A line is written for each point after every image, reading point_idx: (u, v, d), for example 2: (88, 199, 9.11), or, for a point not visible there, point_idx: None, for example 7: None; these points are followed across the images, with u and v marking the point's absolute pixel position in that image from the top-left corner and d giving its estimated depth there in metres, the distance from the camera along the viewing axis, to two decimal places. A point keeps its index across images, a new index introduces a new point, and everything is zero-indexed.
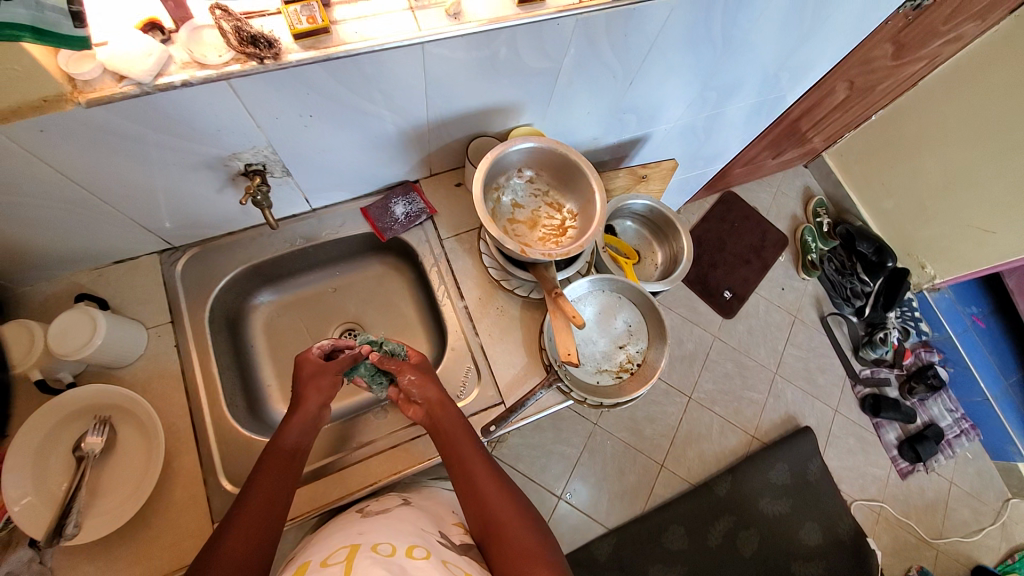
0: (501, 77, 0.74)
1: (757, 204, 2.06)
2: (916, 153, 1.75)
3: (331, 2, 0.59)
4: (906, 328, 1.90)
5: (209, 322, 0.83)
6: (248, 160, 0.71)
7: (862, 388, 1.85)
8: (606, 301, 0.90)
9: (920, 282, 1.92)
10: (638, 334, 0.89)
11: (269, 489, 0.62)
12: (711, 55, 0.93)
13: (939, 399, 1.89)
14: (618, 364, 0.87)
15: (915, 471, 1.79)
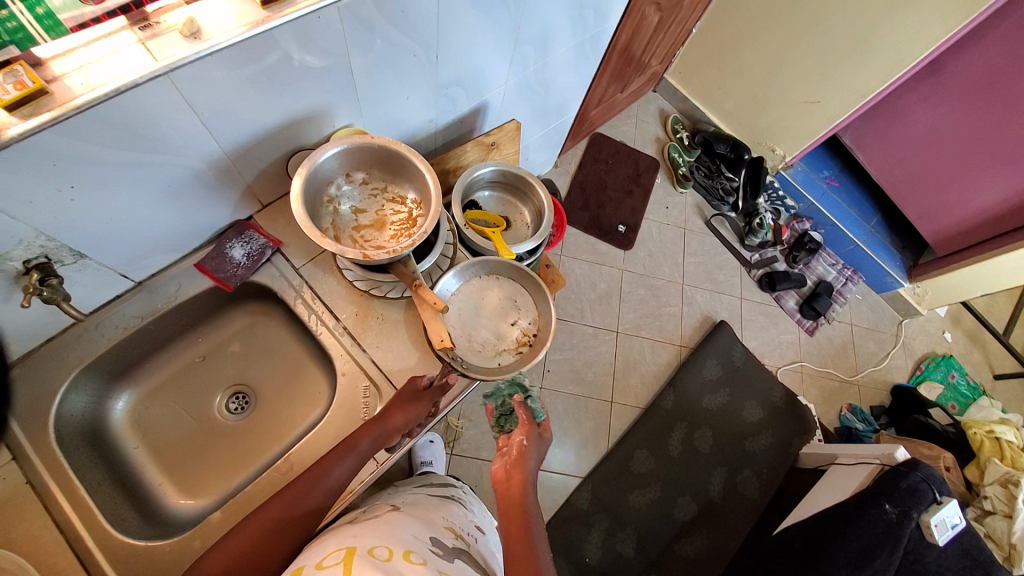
0: (288, 86, 0.70)
1: (622, 137, 2.17)
2: (736, 53, 1.94)
3: (39, 57, 0.52)
4: (777, 208, 2.11)
5: (59, 442, 0.73)
6: (25, 257, 0.62)
7: (756, 270, 2.05)
8: (484, 283, 0.91)
9: (775, 164, 2.13)
10: (526, 306, 0.92)
11: (269, 527, 0.65)
12: (506, 8, 0.93)
13: (821, 258, 2.10)
14: (515, 341, 0.89)
15: (819, 325, 2.03)
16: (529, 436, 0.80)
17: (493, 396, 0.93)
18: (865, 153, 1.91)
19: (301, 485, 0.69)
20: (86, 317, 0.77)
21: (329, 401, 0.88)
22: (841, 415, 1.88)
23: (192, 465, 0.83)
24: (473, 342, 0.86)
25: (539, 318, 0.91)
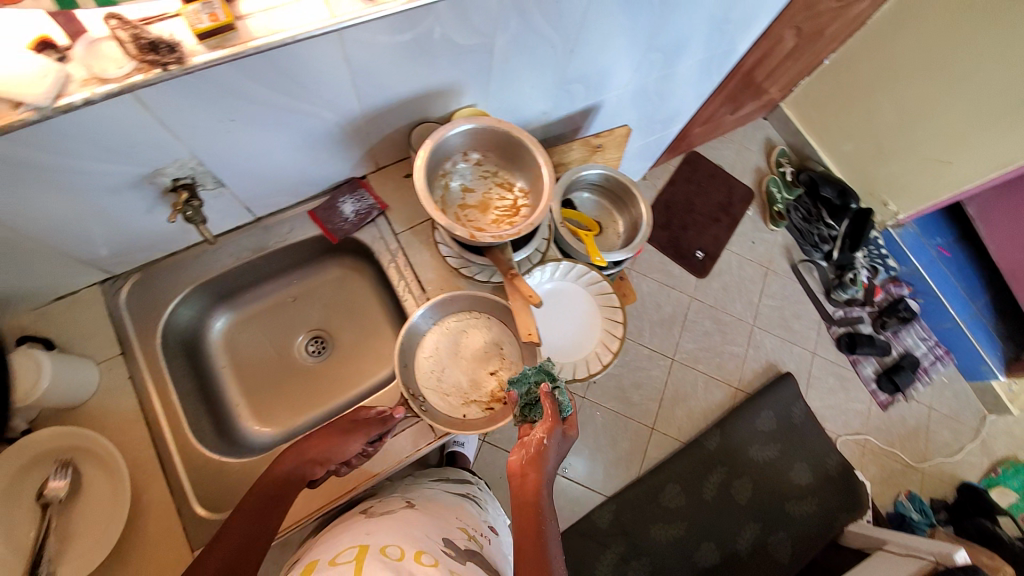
0: (433, 57, 0.71)
1: (721, 162, 2.07)
2: (868, 96, 1.77)
3: None
4: (874, 265, 1.91)
5: (163, 348, 0.80)
6: (175, 175, 0.67)
7: (837, 328, 1.90)
8: (473, 321, 0.84)
9: (884, 220, 1.93)
10: (512, 356, 0.83)
11: (248, 513, 0.65)
12: (650, 13, 0.90)
13: (912, 330, 1.93)
14: (488, 391, 0.81)
15: (895, 401, 1.85)
16: (552, 434, 0.68)
17: (518, 380, 0.76)
18: (987, 227, 1.71)
19: (264, 491, 0.68)
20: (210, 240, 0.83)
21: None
22: (897, 500, 1.70)
23: (269, 396, 0.89)
24: (437, 383, 0.80)
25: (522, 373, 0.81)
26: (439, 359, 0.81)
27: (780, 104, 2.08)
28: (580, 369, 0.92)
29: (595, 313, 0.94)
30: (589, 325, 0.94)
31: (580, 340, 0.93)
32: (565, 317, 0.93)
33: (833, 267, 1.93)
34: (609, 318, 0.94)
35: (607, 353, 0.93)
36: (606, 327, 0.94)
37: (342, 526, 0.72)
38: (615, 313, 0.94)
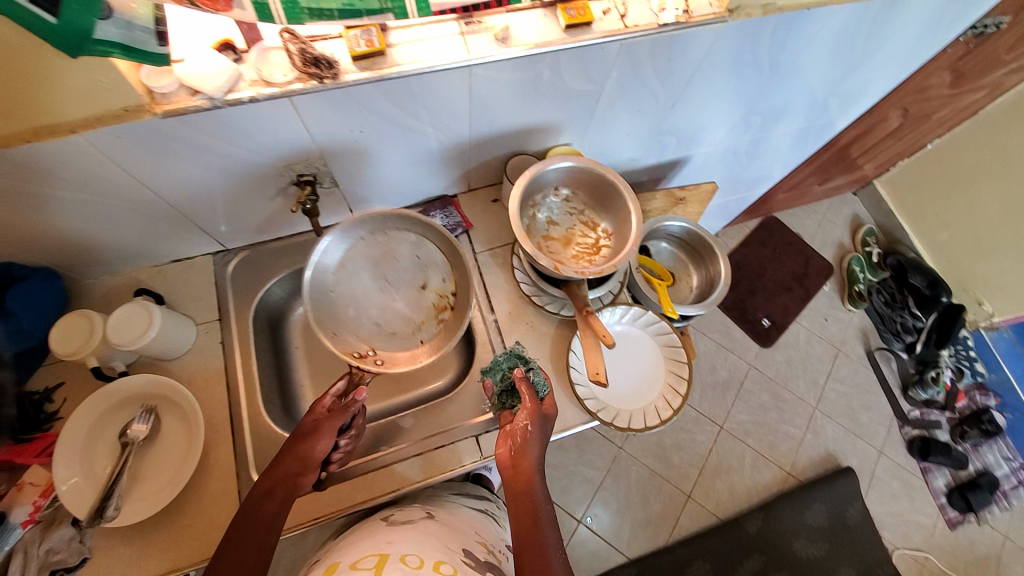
0: (545, 98, 0.76)
1: (801, 231, 1.97)
2: (971, 187, 1.63)
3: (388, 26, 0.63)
4: (960, 367, 1.78)
5: (253, 321, 0.88)
6: (301, 171, 0.76)
7: (910, 430, 1.75)
8: (376, 245, 0.84)
9: (977, 319, 1.77)
10: (436, 262, 0.86)
11: (240, 539, 0.61)
12: (757, 80, 0.92)
13: (994, 446, 1.75)
14: (429, 304, 0.85)
15: (965, 522, 1.66)
16: (535, 418, 0.71)
17: (492, 369, 0.80)
18: None
19: (243, 515, 0.63)
20: (314, 231, 0.92)
21: (461, 377, 0.94)
22: None
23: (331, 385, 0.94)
24: (372, 317, 0.82)
25: (456, 277, 0.86)
26: (370, 294, 0.83)
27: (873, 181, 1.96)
28: (637, 421, 0.85)
29: (659, 364, 0.90)
30: (652, 376, 0.90)
31: (640, 392, 0.88)
32: (627, 362, 0.90)
33: (914, 361, 1.79)
34: (675, 372, 0.89)
35: (667, 409, 0.87)
36: (669, 381, 0.89)
37: (361, 531, 0.64)
38: (682, 369, 0.89)
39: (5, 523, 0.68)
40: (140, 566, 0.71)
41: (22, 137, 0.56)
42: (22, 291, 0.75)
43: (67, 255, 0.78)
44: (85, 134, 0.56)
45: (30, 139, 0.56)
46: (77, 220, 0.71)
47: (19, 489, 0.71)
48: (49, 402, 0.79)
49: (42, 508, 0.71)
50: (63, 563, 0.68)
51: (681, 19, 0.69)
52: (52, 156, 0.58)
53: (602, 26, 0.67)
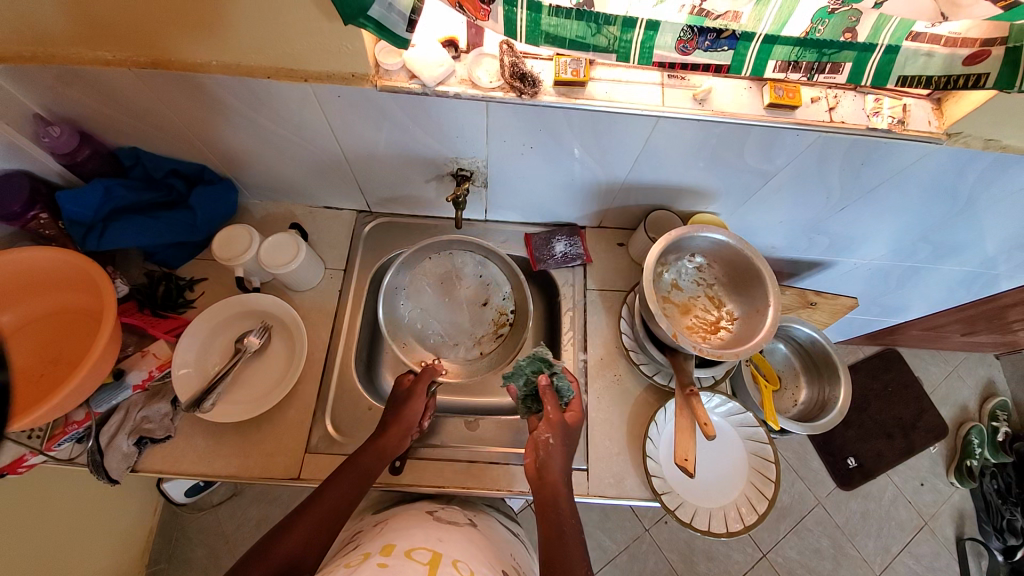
0: (715, 166, 0.75)
1: (923, 376, 1.62)
2: None
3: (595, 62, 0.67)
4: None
5: (369, 282, 0.95)
6: (462, 166, 0.81)
7: None
8: (444, 268, 0.94)
9: None
10: (496, 283, 0.95)
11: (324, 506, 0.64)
12: (943, 213, 0.83)
13: None
14: (490, 320, 0.94)
15: None
16: (557, 429, 0.70)
17: (516, 374, 0.80)
18: None
19: (328, 489, 0.66)
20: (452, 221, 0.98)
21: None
22: None
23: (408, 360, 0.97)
24: (439, 331, 0.93)
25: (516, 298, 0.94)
26: (437, 308, 0.94)
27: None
28: (701, 522, 0.79)
29: (743, 470, 0.84)
30: (730, 481, 0.83)
31: (714, 493, 0.82)
32: (711, 456, 0.84)
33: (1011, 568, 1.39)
34: (757, 487, 0.82)
35: (738, 523, 0.79)
36: (748, 493, 0.82)
37: (408, 517, 0.66)
38: (767, 486, 0.81)
39: (122, 380, 0.77)
40: (210, 462, 0.79)
41: (262, 73, 0.65)
42: (205, 194, 0.86)
43: (248, 174, 0.89)
44: (316, 85, 0.65)
45: (269, 76, 0.65)
46: (271, 150, 0.81)
47: (142, 355, 0.80)
48: (190, 291, 0.90)
49: (153, 378, 0.79)
50: (151, 433, 0.77)
51: (892, 128, 0.65)
52: (276, 94, 0.68)
53: (804, 112, 0.66)
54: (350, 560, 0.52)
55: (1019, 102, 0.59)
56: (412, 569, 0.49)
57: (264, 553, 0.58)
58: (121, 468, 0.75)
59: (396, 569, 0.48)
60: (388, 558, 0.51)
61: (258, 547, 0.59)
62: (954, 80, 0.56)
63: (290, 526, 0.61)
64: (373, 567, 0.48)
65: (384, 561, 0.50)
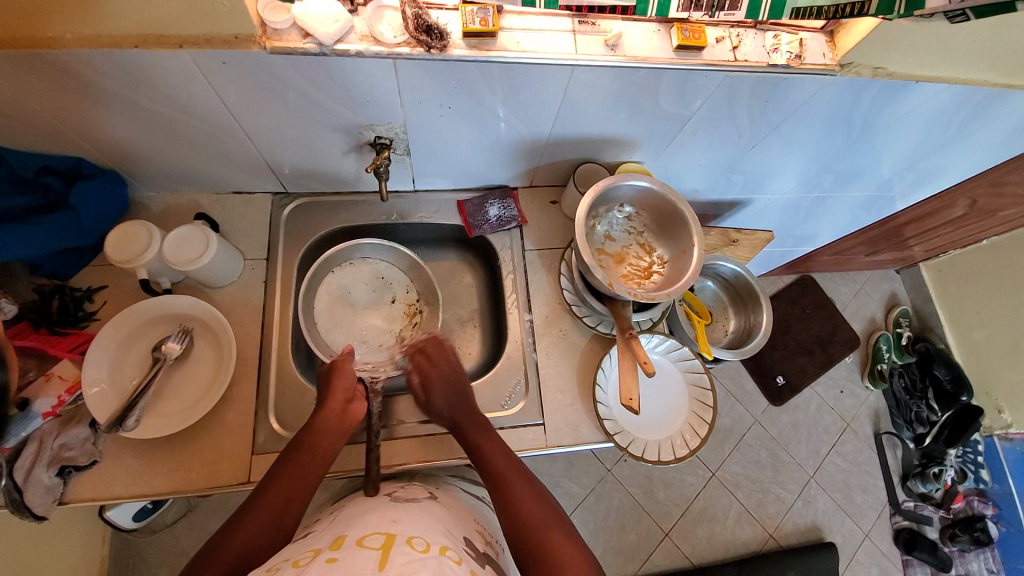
0: (633, 114, 0.76)
1: (836, 295, 1.77)
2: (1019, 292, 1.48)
3: (503, 10, 0.64)
4: (964, 469, 1.58)
5: (297, 269, 0.90)
6: (380, 134, 0.77)
7: (900, 519, 1.56)
8: (337, 276, 0.92)
9: (992, 425, 1.60)
10: (393, 278, 0.95)
11: (272, 501, 0.63)
12: (843, 141, 0.89)
13: (981, 556, 1.55)
14: (401, 314, 0.94)
15: None
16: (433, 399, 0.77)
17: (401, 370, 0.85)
18: None
19: (271, 491, 0.64)
20: (378, 194, 0.94)
21: (487, 363, 0.95)
22: None
23: None
24: (359, 335, 0.91)
25: (417, 286, 0.95)
26: (348, 315, 0.92)
27: (918, 263, 1.76)
28: (651, 453, 0.84)
29: (685, 402, 0.89)
30: (674, 413, 0.88)
31: (661, 425, 0.87)
32: (655, 393, 0.89)
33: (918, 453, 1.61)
34: (698, 414, 0.88)
35: (684, 449, 0.86)
36: (691, 421, 0.88)
37: (362, 503, 0.65)
38: (706, 412, 0.88)
39: (28, 410, 0.68)
40: (147, 479, 0.74)
41: (129, 43, 0.57)
42: (86, 191, 0.76)
43: (138, 166, 0.80)
44: (196, 54, 0.58)
45: (138, 46, 0.57)
46: (159, 135, 0.73)
47: (46, 378, 0.72)
48: (89, 302, 0.81)
49: (65, 403, 0.72)
50: (74, 460, 0.71)
51: (790, 63, 0.68)
52: (151, 67, 0.60)
53: (711, 53, 0.67)
54: (299, 559, 0.50)
55: (899, 27, 0.63)
56: (364, 556, 0.48)
57: (214, 556, 0.58)
58: (45, 502, 0.70)
59: (346, 560, 0.47)
60: (339, 552, 0.49)
61: (209, 547, 0.60)
62: (841, 8, 0.58)
63: (231, 533, 0.60)
64: (321, 565, 0.47)
65: (334, 555, 0.49)
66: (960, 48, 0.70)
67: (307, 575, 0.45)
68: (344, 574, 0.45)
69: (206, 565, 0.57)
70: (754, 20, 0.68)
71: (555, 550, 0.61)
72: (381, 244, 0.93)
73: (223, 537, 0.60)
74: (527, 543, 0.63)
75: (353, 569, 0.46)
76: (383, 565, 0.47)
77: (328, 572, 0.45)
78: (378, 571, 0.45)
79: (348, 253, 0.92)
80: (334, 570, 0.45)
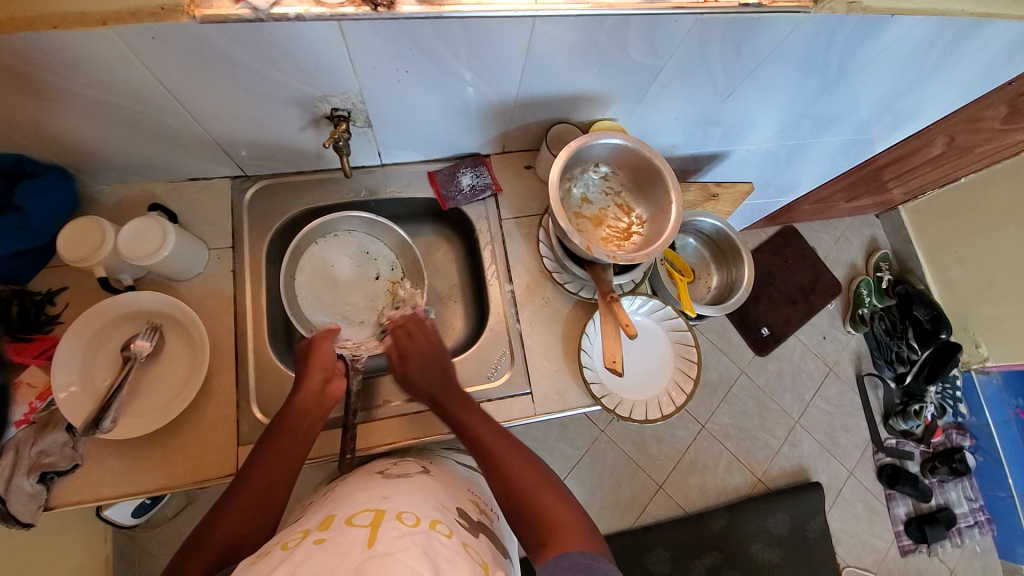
0: (601, 66, 0.72)
1: (817, 243, 1.78)
2: (995, 228, 1.50)
3: None
4: (944, 405, 1.66)
5: (266, 256, 0.87)
6: (336, 106, 0.73)
7: (883, 456, 1.62)
8: (318, 252, 0.89)
9: (970, 360, 1.65)
10: (378, 253, 0.92)
11: (255, 488, 0.62)
12: (820, 84, 0.86)
13: (959, 484, 1.65)
14: (385, 292, 0.91)
15: (917, 550, 1.57)
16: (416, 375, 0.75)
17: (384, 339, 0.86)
18: None
19: (254, 478, 0.63)
20: (342, 171, 0.90)
21: (471, 337, 0.93)
22: None
23: None
24: (339, 313, 0.88)
25: (402, 262, 0.93)
26: (330, 291, 0.88)
27: (898, 206, 1.76)
28: (639, 413, 0.85)
29: (669, 360, 0.89)
30: (660, 371, 0.88)
31: (647, 385, 0.87)
32: (639, 353, 0.88)
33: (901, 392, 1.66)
34: (683, 372, 0.88)
35: (670, 406, 0.86)
36: (676, 378, 0.88)
37: (354, 481, 0.64)
38: (690, 368, 0.88)
39: (1, 420, 0.70)
40: (132, 479, 0.72)
41: (46, 22, 0.52)
42: (32, 188, 0.72)
43: (79, 156, 0.75)
44: (120, 28, 0.53)
45: (54, 25, 0.52)
46: (96, 122, 0.68)
47: (15, 387, 0.72)
48: (50, 305, 0.78)
49: (37, 410, 0.72)
50: (55, 465, 0.70)
51: (763, 1, 0.64)
52: (74, 47, 0.55)
53: None
54: (288, 541, 0.49)
55: None
56: (352, 535, 0.47)
57: (201, 545, 0.58)
58: (30, 510, 0.69)
59: (335, 540, 0.47)
60: (327, 533, 0.49)
61: (197, 534, 0.59)
62: None
63: (214, 525, 0.59)
64: (309, 546, 0.46)
65: (322, 536, 0.48)
66: None
67: (294, 558, 0.45)
68: (331, 556, 0.44)
69: (193, 555, 0.57)
70: None
71: (545, 513, 0.61)
72: (367, 218, 0.89)
73: (210, 524, 0.59)
74: (518, 507, 0.63)
75: (341, 549, 0.45)
76: (372, 542, 0.46)
77: (315, 556, 0.45)
78: (367, 549, 0.45)
79: (332, 224, 0.88)
80: (322, 553, 0.45)
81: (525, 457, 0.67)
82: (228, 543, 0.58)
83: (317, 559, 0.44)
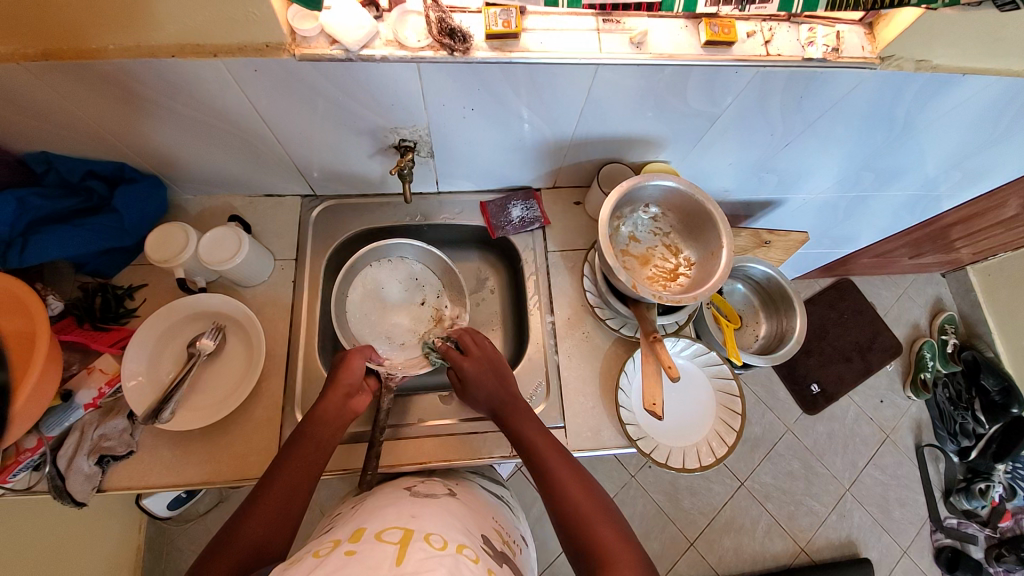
0: (658, 112, 0.74)
1: (876, 300, 1.69)
2: None
3: (526, 11, 0.64)
4: (1014, 486, 1.49)
5: (324, 270, 0.92)
6: (404, 137, 0.78)
7: (941, 536, 1.47)
8: (373, 273, 0.94)
9: None
10: (429, 282, 0.96)
11: (281, 490, 0.64)
12: (884, 138, 0.85)
13: None
14: (428, 318, 0.94)
15: None
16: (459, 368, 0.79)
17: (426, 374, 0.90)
18: None
19: (279, 480, 0.65)
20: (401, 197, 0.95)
21: (509, 365, 0.94)
22: None
23: None
24: (383, 333, 0.91)
25: (447, 291, 0.95)
26: (377, 311, 0.92)
27: (966, 267, 1.67)
28: (676, 460, 0.82)
29: (711, 409, 0.86)
30: (700, 419, 0.86)
31: (685, 432, 0.84)
32: (678, 398, 0.87)
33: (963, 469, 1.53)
34: (725, 422, 0.85)
35: (710, 457, 0.83)
36: (717, 428, 0.85)
37: (382, 496, 0.66)
38: (733, 420, 0.85)
39: (71, 401, 0.72)
40: (180, 470, 0.76)
41: (167, 52, 0.59)
42: (127, 193, 0.80)
43: (172, 167, 0.83)
44: (229, 61, 0.60)
45: (174, 55, 0.59)
46: (193, 140, 0.76)
47: (88, 372, 0.75)
48: (130, 299, 0.85)
49: (105, 396, 0.75)
50: (112, 450, 0.75)
51: (827, 56, 0.65)
52: (186, 75, 0.62)
53: (741, 49, 0.65)
54: (319, 549, 0.51)
55: (945, 18, 0.60)
56: (381, 551, 0.48)
57: (226, 540, 0.60)
58: (86, 489, 0.73)
59: (365, 554, 0.48)
60: (358, 546, 0.50)
61: (224, 530, 0.61)
62: None
63: (240, 523, 0.61)
64: (340, 557, 0.48)
65: (352, 548, 0.49)
66: (1013, 39, 0.66)
67: (327, 565, 0.46)
68: (363, 567, 0.45)
69: (220, 550, 0.59)
70: (788, 12, 0.66)
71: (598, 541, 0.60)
72: (420, 245, 0.94)
73: (234, 524, 0.61)
74: (569, 526, 0.62)
75: (371, 562, 0.46)
76: (400, 560, 0.47)
77: (347, 566, 0.46)
78: (395, 567, 0.46)
79: (392, 246, 0.93)
80: (354, 563, 0.46)
81: (581, 479, 0.67)
82: (253, 543, 0.59)
83: (348, 569, 0.45)
